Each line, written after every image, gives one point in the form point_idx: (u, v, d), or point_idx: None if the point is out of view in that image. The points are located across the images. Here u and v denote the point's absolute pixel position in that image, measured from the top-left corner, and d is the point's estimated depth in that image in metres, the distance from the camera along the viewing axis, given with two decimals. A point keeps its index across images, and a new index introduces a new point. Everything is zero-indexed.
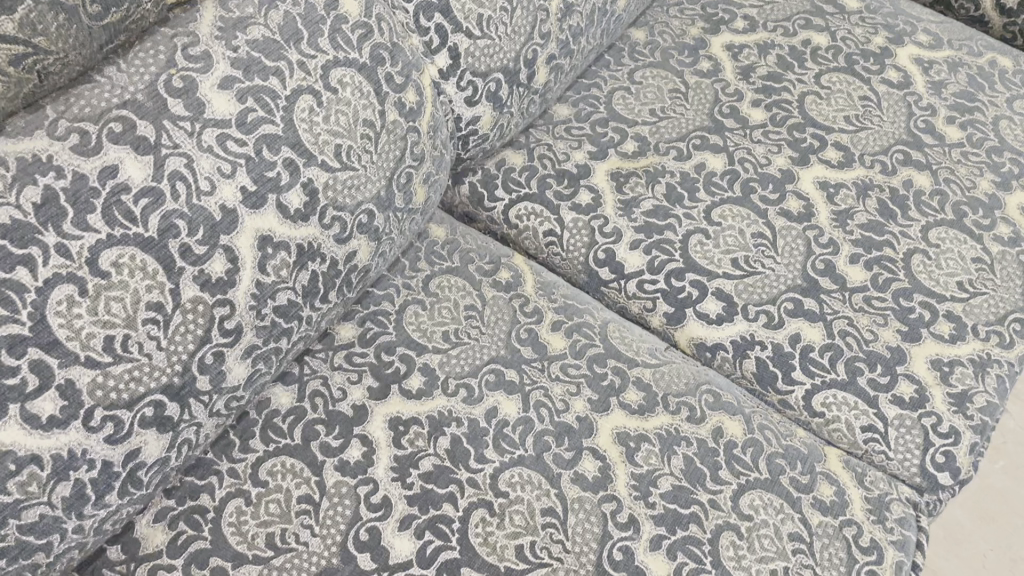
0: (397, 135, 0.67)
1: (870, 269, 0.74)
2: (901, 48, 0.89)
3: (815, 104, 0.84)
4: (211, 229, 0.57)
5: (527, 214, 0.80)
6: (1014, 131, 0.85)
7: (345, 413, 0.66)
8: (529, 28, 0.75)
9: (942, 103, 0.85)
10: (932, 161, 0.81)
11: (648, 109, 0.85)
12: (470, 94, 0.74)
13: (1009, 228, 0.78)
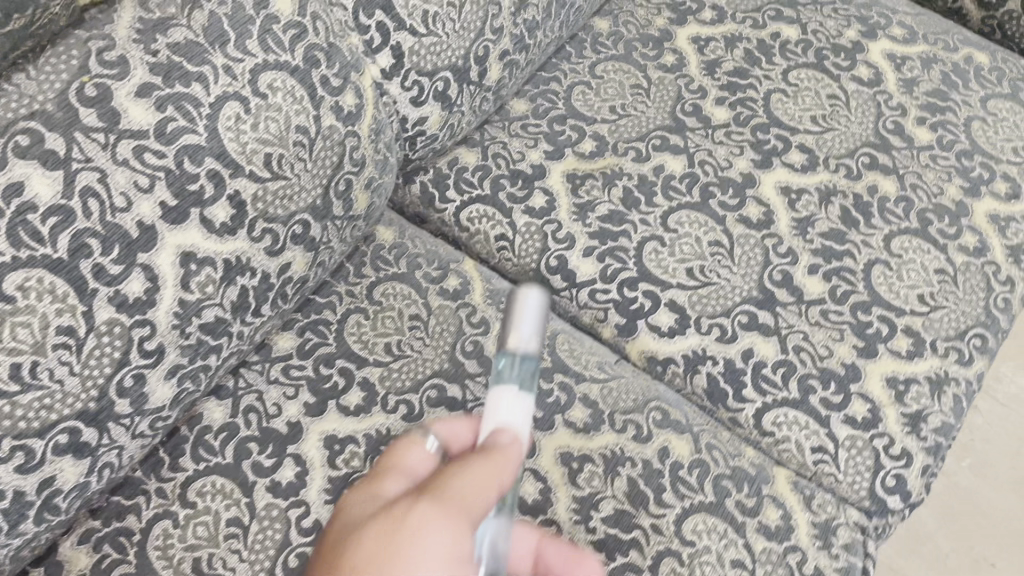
0: (334, 141, 0.64)
1: (828, 281, 0.72)
2: (874, 43, 0.86)
3: (780, 103, 0.81)
4: (128, 247, 0.54)
5: (478, 216, 0.77)
6: (987, 133, 0.81)
7: (279, 431, 0.64)
8: (479, 24, 0.71)
9: (913, 103, 0.82)
10: (899, 166, 0.78)
11: (608, 106, 0.82)
12: (416, 94, 0.70)
13: (975, 237, 0.75)
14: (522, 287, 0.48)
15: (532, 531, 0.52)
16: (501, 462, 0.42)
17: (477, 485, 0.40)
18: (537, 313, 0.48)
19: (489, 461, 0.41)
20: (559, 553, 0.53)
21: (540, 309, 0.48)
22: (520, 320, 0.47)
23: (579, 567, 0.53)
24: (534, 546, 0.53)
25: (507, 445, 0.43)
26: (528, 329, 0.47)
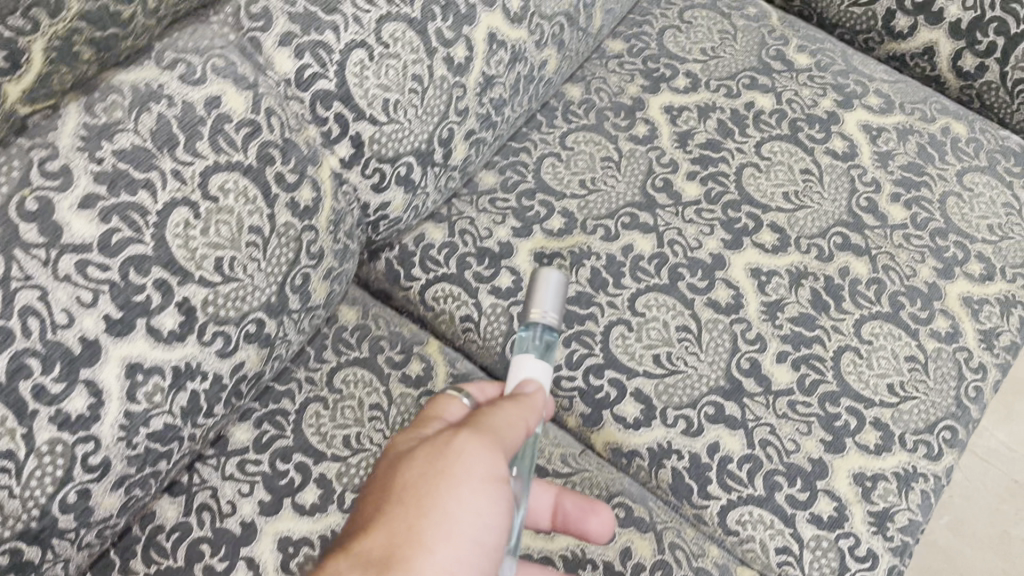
0: (290, 237, 0.62)
1: (796, 369, 0.71)
2: (850, 113, 0.84)
3: (753, 178, 0.80)
4: (69, 364, 0.53)
5: (443, 295, 0.76)
6: (962, 210, 0.80)
7: (233, 531, 0.63)
8: (443, 108, 0.70)
9: (888, 178, 0.81)
10: (871, 246, 0.77)
11: (578, 180, 0.80)
12: (377, 180, 0.68)
13: (947, 321, 0.74)
14: (544, 269, 0.54)
15: (549, 488, 0.61)
16: (530, 402, 0.52)
17: (507, 419, 0.50)
18: (559, 286, 0.55)
19: (519, 400, 0.52)
20: (574, 504, 0.61)
21: (560, 285, 0.55)
22: (542, 294, 0.54)
23: (592, 515, 0.61)
24: (552, 500, 0.61)
25: (534, 392, 0.53)
26: (548, 308, 0.54)
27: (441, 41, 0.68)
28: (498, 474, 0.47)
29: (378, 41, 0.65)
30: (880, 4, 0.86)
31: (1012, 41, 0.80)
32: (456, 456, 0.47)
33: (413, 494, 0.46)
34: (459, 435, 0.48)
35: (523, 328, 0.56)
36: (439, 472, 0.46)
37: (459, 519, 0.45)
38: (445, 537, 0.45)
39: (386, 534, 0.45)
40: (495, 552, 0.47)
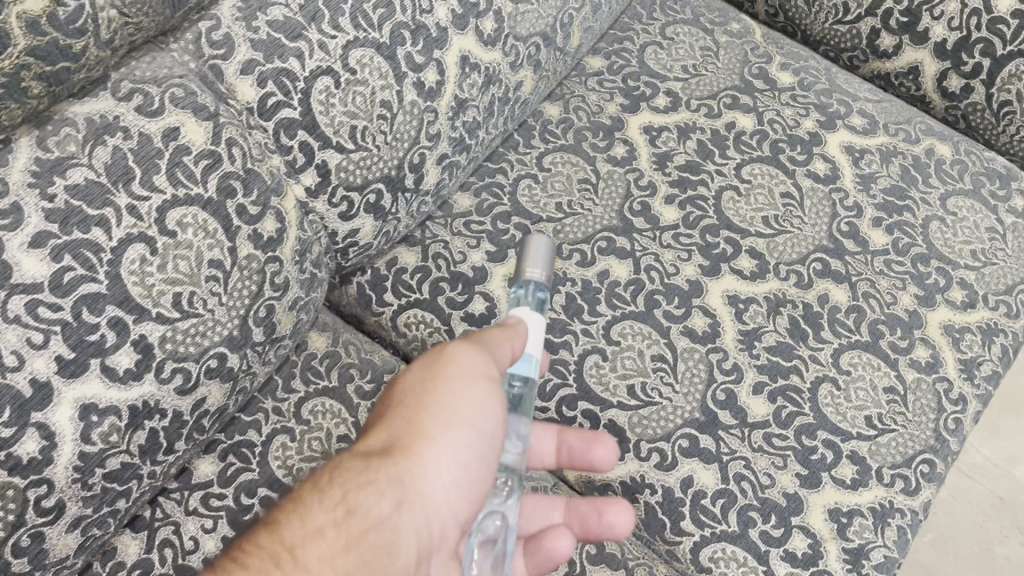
0: (252, 269, 0.61)
1: (773, 401, 0.70)
2: (832, 133, 0.83)
3: (732, 203, 0.79)
4: (20, 408, 0.51)
5: (415, 322, 0.74)
6: (945, 235, 0.79)
7: (195, 568, 0.62)
8: (414, 133, 0.69)
9: (870, 202, 0.79)
10: (851, 273, 0.76)
11: (555, 203, 0.79)
12: (345, 208, 0.67)
13: (927, 350, 0.73)
14: (532, 233, 0.60)
15: (549, 429, 0.68)
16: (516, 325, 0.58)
17: (492, 333, 0.57)
18: (547, 248, 0.61)
19: (507, 322, 0.58)
20: (576, 438, 0.66)
21: (548, 247, 0.61)
22: (533, 254, 0.60)
23: (594, 445, 0.66)
24: (555, 439, 0.67)
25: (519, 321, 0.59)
26: (538, 267, 0.60)
27: (410, 65, 0.67)
28: (488, 375, 0.55)
29: (345, 68, 0.63)
30: (864, 22, 0.83)
31: (997, 63, 0.79)
32: (446, 361, 0.56)
33: (412, 394, 0.56)
34: (451, 342, 0.56)
35: (517, 288, 0.61)
36: (432, 376, 0.56)
37: (454, 413, 0.55)
38: (438, 429, 0.55)
39: (390, 428, 0.55)
40: (492, 437, 0.56)
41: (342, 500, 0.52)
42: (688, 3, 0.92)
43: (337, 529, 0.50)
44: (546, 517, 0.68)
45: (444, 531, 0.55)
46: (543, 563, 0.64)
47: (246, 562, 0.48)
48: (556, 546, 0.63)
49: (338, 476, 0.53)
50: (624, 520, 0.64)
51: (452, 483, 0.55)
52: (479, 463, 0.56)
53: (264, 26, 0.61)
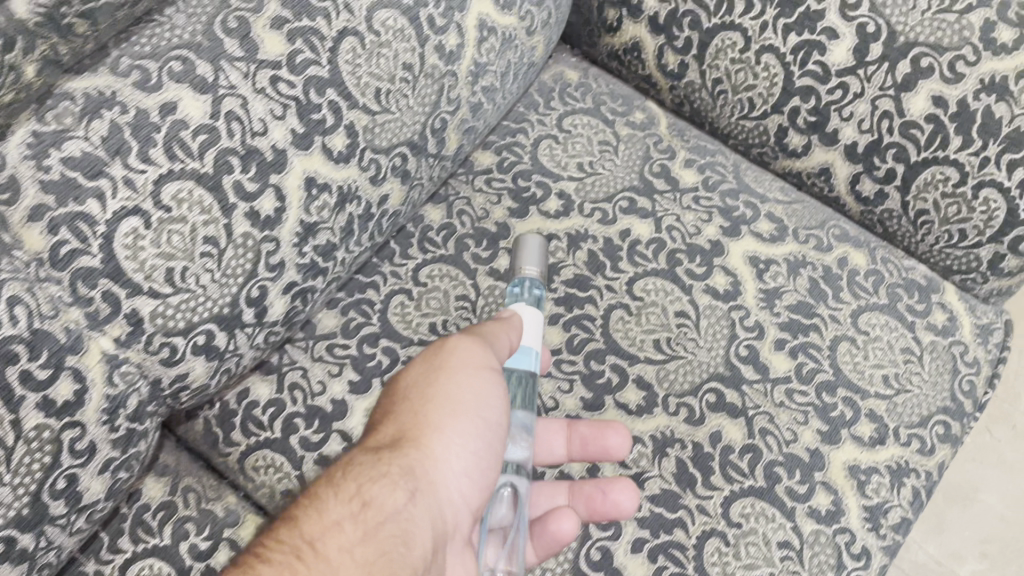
0: (44, 440, 0.54)
1: (653, 560, 0.63)
2: (735, 242, 0.76)
3: (621, 323, 0.72)
4: None
5: (264, 465, 0.67)
6: (856, 358, 0.72)
7: None
8: (250, 267, 0.61)
9: (773, 322, 0.73)
10: (748, 405, 0.69)
11: (427, 323, 0.72)
12: (167, 354, 0.60)
13: (828, 497, 0.66)
14: (524, 235, 0.70)
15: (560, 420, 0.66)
16: (510, 323, 0.62)
17: (489, 330, 0.61)
18: (538, 248, 0.69)
19: (501, 321, 0.62)
20: (587, 426, 0.65)
21: (539, 248, 0.70)
22: (527, 254, 0.69)
23: (608, 431, 0.65)
24: (567, 428, 0.66)
25: (512, 316, 0.63)
26: (533, 263, 0.69)
27: (240, 195, 0.60)
28: (488, 364, 0.59)
29: (157, 205, 0.56)
30: (771, 119, 0.76)
31: (912, 169, 0.72)
32: (445, 356, 0.58)
33: (414, 391, 0.58)
34: (449, 338, 0.59)
35: (516, 287, 0.68)
36: (432, 371, 0.58)
37: (461, 398, 0.57)
38: (443, 421, 0.57)
39: (396, 423, 0.57)
40: (494, 426, 0.59)
41: (356, 492, 0.53)
42: (590, 89, 0.85)
43: (355, 520, 0.52)
44: (551, 502, 0.66)
45: (456, 521, 0.57)
46: (551, 546, 0.62)
47: (269, 557, 0.49)
48: (561, 529, 0.61)
49: (350, 471, 0.54)
50: (631, 503, 0.63)
51: (459, 473, 0.57)
52: (484, 451, 0.58)
53: (57, 164, 0.54)
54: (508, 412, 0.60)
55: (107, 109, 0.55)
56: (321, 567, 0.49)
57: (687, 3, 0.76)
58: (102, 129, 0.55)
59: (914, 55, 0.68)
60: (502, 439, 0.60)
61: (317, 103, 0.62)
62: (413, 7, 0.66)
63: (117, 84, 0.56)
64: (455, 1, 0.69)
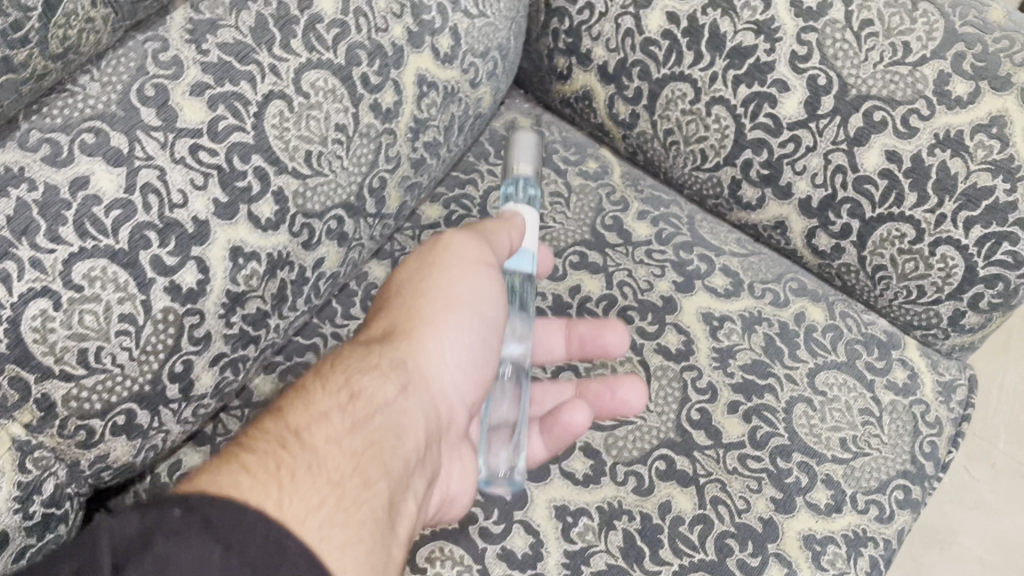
0: None
1: None
2: (688, 298, 0.74)
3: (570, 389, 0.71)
4: None
5: None
6: (813, 420, 0.69)
7: None
8: (172, 342, 0.59)
9: (726, 384, 0.70)
10: (699, 473, 0.66)
11: None
12: (83, 437, 0.57)
13: (782, 569, 0.64)
14: (516, 133, 0.73)
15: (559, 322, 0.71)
16: (509, 222, 0.68)
17: (489, 228, 0.66)
18: (531, 147, 0.73)
19: (500, 220, 0.68)
20: (587, 327, 0.70)
21: (533, 145, 0.74)
22: (519, 153, 0.72)
23: (606, 330, 0.70)
24: (567, 330, 0.71)
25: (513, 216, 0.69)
26: (525, 160, 0.72)
27: (158, 269, 0.57)
28: (483, 259, 0.64)
29: (67, 285, 0.54)
30: (724, 171, 0.75)
31: (867, 225, 0.69)
32: (439, 254, 0.64)
33: (409, 287, 0.63)
34: (444, 234, 0.64)
35: (509, 186, 0.72)
36: (430, 267, 0.64)
37: (457, 289, 0.63)
38: (438, 317, 0.63)
39: (391, 318, 0.62)
40: (488, 321, 0.65)
41: (346, 382, 0.56)
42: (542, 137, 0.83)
43: (344, 410, 0.53)
44: (557, 398, 0.71)
45: (448, 411, 0.63)
46: (563, 438, 0.66)
47: (253, 447, 0.49)
48: (573, 421, 0.66)
49: (341, 363, 0.58)
50: (637, 398, 0.68)
51: (453, 365, 0.62)
52: (476, 345, 0.64)
53: None
54: (501, 309, 0.66)
55: (13, 187, 0.53)
56: (308, 455, 0.49)
57: (636, 53, 0.74)
58: (8, 208, 0.52)
59: (867, 108, 0.65)
60: (496, 335, 0.66)
61: (242, 170, 0.60)
62: (344, 67, 0.64)
63: (26, 160, 0.54)
64: (391, 58, 0.66)
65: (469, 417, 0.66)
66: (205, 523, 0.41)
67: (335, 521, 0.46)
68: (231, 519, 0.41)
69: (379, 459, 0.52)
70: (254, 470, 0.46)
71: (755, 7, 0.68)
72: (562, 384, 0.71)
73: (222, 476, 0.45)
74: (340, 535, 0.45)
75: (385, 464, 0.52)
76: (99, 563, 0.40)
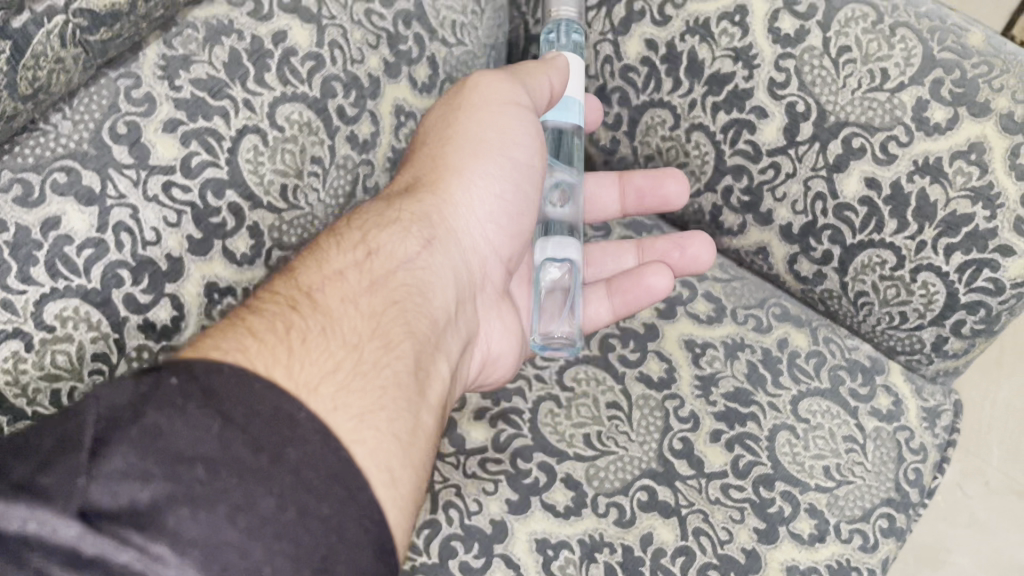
0: None
1: None
2: (671, 324, 0.74)
3: (551, 417, 0.69)
4: None
5: None
6: (796, 448, 0.69)
7: None
8: None
9: (709, 412, 0.70)
10: (681, 503, 0.66)
11: None
12: None
13: None
14: None
15: (615, 178, 0.75)
16: (549, 63, 0.66)
17: (528, 69, 0.65)
18: None
19: (538, 62, 0.66)
20: (644, 179, 0.74)
21: None
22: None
23: (666, 181, 0.73)
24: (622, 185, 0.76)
25: (556, 56, 0.67)
26: (565, 4, 0.69)
27: (131, 307, 0.57)
28: (514, 101, 0.63)
29: (39, 325, 0.54)
30: (705, 198, 0.75)
31: (848, 251, 0.69)
32: (468, 102, 0.64)
33: (435, 134, 0.65)
34: (473, 78, 0.64)
35: (551, 34, 0.70)
36: (455, 112, 0.64)
37: (485, 134, 0.64)
38: (462, 173, 0.64)
39: (418, 171, 0.64)
40: (521, 166, 0.65)
41: (363, 241, 0.56)
42: None
43: (359, 270, 0.53)
44: (620, 260, 0.77)
45: (479, 263, 0.65)
46: (642, 299, 0.72)
47: (264, 305, 0.49)
48: (653, 285, 0.71)
49: (362, 223, 0.58)
50: (706, 253, 0.74)
51: (481, 218, 0.64)
52: (508, 192, 0.65)
53: None
54: (538, 152, 0.65)
55: None
56: (321, 313, 0.48)
57: (616, 79, 0.73)
58: None
59: (845, 135, 0.65)
60: (533, 179, 0.66)
61: (215, 207, 0.60)
62: (319, 100, 0.64)
63: None
64: (367, 89, 0.66)
65: (503, 272, 0.68)
66: (206, 393, 0.38)
67: (352, 388, 0.44)
68: (237, 392, 0.38)
69: (403, 318, 0.52)
70: (262, 334, 0.45)
71: (733, 33, 0.67)
72: (623, 244, 0.77)
73: (228, 335, 0.44)
74: (358, 403, 0.44)
75: (409, 323, 0.52)
76: (81, 437, 0.36)
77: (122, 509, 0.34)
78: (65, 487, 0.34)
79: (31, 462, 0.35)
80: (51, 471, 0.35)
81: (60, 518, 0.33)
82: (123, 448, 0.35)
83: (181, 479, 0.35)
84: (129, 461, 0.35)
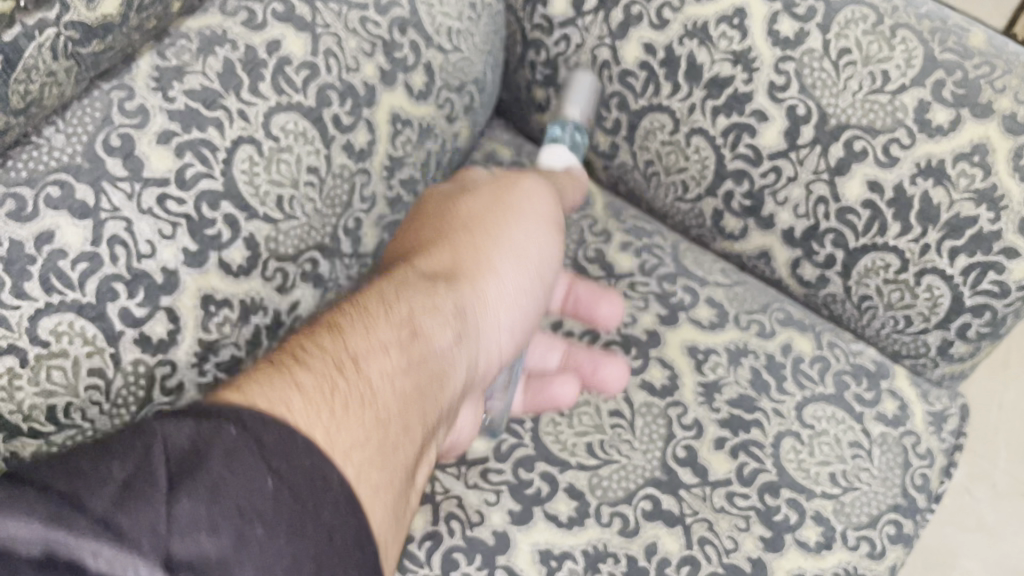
0: None
1: None
2: (674, 331, 0.73)
3: (553, 426, 0.68)
4: None
5: None
6: (800, 455, 0.68)
7: None
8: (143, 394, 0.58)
9: (712, 420, 0.69)
10: (686, 512, 0.65)
11: None
12: None
13: None
14: (580, 74, 0.73)
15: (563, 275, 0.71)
16: (573, 184, 0.73)
17: (561, 183, 0.72)
18: (588, 95, 0.73)
19: (567, 180, 0.73)
20: (584, 290, 0.70)
21: (591, 91, 0.74)
22: (574, 99, 0.73)
23: (602, 302, 0.70)
24: (566, 286, 0.71)
25: (579, 178, 0.74)
26: (578, 106, 0.73)
27: (126, 321, 0.56)
28: (557, 227, 0.68)
29: (35, 341, 0.53)
30: (705, 203, 0.74)
31: (851, 255, 0.68)
32: (517, 200, 0.66)
33: (476, 219, 0.65)
34: (524, 180, 0.68)
35: (558, 128, 0.74)
36: (504, 212, 0.65)
37: (529, 243, 0.65)
38: (499, 263, 0.63)
39: (448, 254, 0.62)
40: (544, 284, 0.66)
41: (408, 318, 0.54)
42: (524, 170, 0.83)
43: (402, 348, 0.51)
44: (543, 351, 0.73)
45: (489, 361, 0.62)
46: (542, 404, 0.67)
47: (306, 359, 0.45)
48: (556, 393, 0.67)
49: (404, 296, 0.55)
50: (617, 377, 0.68)
51: (508, 320, 0.62)
52: (529, 306, 0.65)
53: None
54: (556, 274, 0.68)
55: None
56: (365, 385, 0.46)
57: (613, 84, 0.73)
58: None
59: (847, 137, 0.64)
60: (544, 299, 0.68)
61: (210, 218, 0.59)
62: (314, 109, 0.63)
63: None
64: (363, 97, 0.66)
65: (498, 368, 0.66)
66: (259, 444, 0.37)
67: (371, 472, 0.43)
68: (285, 464, 0.37)
69: (424, 410, 0.50)
70: (308, 395, 0.42)
71: (731, 36, 0.66)
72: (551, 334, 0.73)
73: (272, 390, 0.42)
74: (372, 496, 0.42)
75: (427, 413, 0.50)
76: (154, 477, 0.34)
77: (194, 564, 0.32)
78: (147, 531, 0.32)
79: (105, 496, 0.33)
80: (129, 509, 0.32)
81: (147, 563, 0.31)
82: (192, 499, 0.34)
83: (245, 541, 0.34)
84: (199, 514, 0.33)
